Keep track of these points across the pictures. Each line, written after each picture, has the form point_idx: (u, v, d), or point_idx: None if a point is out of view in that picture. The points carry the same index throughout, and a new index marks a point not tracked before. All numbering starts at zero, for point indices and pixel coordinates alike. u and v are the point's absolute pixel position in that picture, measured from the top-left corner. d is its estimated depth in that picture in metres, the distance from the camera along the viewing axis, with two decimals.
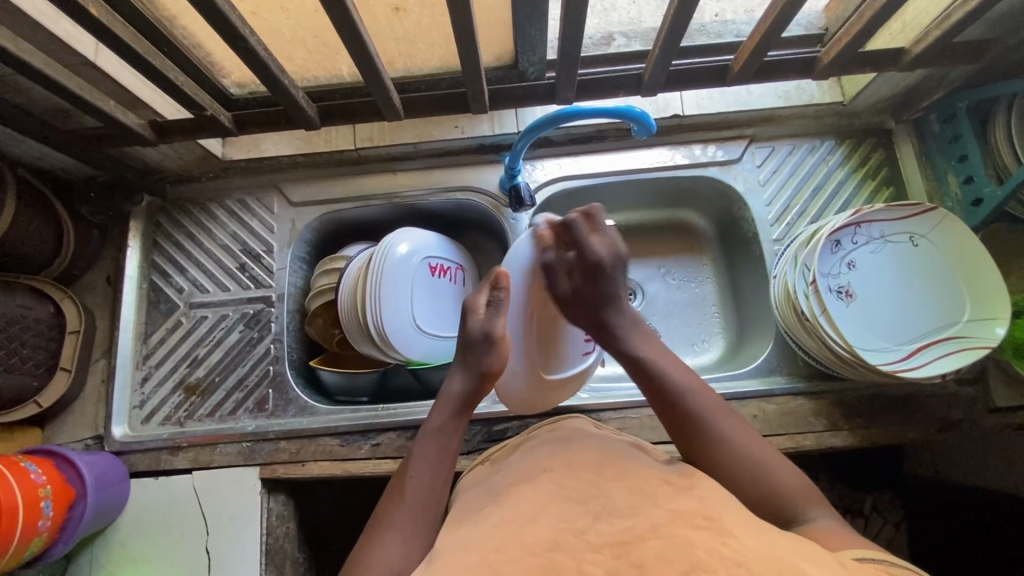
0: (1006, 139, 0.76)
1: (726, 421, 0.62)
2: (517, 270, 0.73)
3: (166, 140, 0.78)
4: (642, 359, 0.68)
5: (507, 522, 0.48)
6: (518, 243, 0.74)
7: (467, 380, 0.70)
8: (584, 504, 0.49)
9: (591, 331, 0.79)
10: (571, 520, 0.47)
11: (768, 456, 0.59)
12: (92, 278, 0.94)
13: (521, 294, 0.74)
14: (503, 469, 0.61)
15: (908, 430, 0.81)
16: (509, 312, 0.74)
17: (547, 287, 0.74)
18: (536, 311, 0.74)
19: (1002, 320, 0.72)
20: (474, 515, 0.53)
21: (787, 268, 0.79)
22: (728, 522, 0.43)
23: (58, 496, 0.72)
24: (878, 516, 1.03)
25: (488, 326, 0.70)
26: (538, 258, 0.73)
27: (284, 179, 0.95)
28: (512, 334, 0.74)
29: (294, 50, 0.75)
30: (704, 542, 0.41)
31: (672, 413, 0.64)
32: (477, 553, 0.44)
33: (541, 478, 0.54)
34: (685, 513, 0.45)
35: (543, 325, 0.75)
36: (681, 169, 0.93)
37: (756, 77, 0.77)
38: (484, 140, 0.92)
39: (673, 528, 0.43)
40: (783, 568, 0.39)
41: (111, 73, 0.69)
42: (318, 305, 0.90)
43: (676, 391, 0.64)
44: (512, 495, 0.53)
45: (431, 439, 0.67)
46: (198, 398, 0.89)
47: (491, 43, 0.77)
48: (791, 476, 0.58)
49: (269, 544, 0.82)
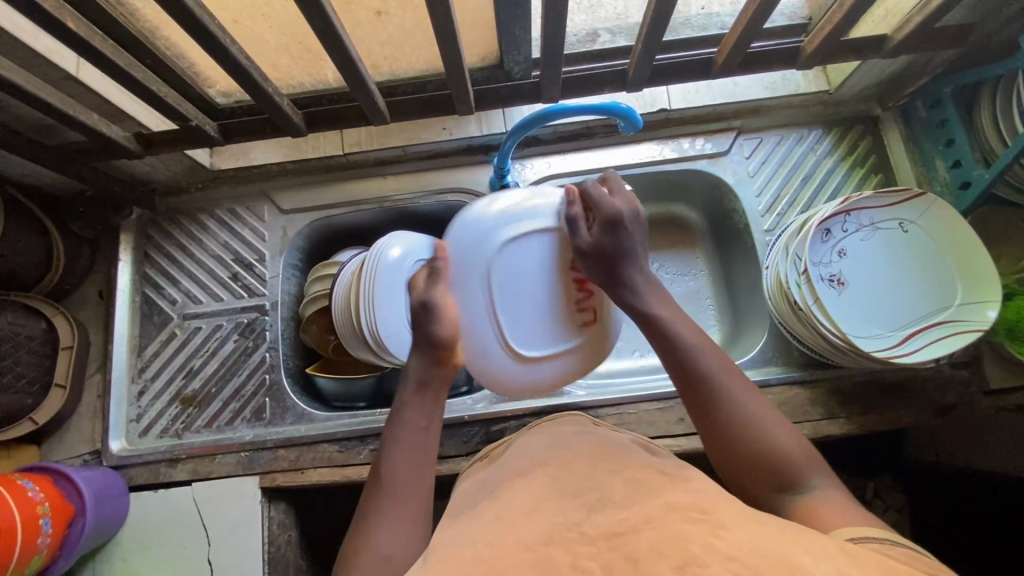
0: (992, 122, 0.76)
1: (737, 385, 0.59)
2: (462, 246, 0.67)
3: (152, 152, 0.78)
4: (655, 320, 0.63)
5: (506, 514, 0.48)
6: (465, 218, 0.68)
7: (424, 362, 0.66)
8: (583, 496, 0.49)
9: (585, 300, 0.69)
10: (567, 513, 0.47)
11: (781, 426, 0.56)
12: (83, 293, 0.93)
13: (473, 266, 0.66)
14: (502, 464, 0.61)
15: (904, 415, 0.81)
16: (456, 284, 0.67)
17: (512, 253, 0.66)
18: (495, 287, 0.66)
19: (995, 303, 0.72)
20: (471, 511, 0.53)
21: (778, 260, 0.80)
22: (724, 515, 0.43)
23: (56, 514, 0.72)
24: (878, 500, 1.08)
25: (426, 295, 0.66)
26: (485, 234, 0.66)
27: (273, 187, 0.95)
28: (475, 312, 0.67)
29: (278, 57, 0.75)
30: (698, 536, 0.41)
31: (689, 381, 0.60)
32: (475, 546, 0.44)
33: (536, 473, 0.55)
34: (680, 506, 0.45)
35: (505, 297, 0.66)
36: (670, 163, 0.93)
37: (741, 69, 0.78)
38: (471, 141, 0.92)
39: (670, 520, 0.43)
40: (777, 556, 0.38)
41: (93, 88, 0.68)
42: (312, 312, 0.90)
43: (686, 353, 0.61)
44: (507, 489, 0.54)
45: (400, 419, 0.63)
46: (195, 410, 0.89)
47: (475, 44, 0.78)
48: (798, 443, 0.56)
49: (271, 552, 0.82)
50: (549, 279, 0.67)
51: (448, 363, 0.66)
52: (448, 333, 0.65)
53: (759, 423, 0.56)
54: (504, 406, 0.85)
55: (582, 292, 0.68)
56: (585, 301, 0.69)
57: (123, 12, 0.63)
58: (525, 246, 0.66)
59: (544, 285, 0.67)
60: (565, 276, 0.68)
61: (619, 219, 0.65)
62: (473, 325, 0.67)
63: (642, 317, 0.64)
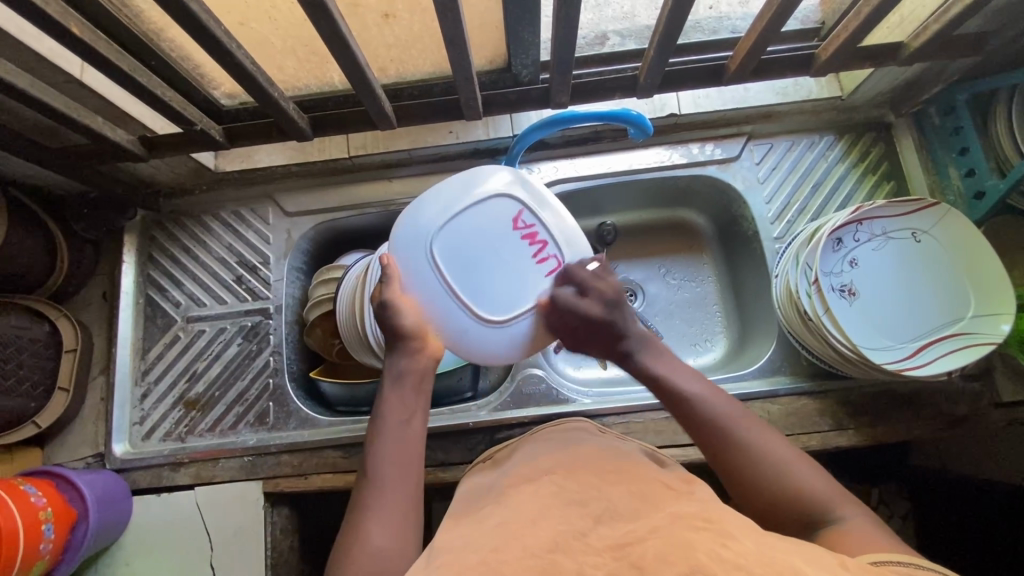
0: (1008, 132, 0.75)
1: (748, 424, 0.59)
2: (406, 246, 0.63)
3: (157, 156, 0.77)
4: (656, 375, 0.64)
5: (510, 520, 0.48)
6: (405, 218, 0.65)
7: (405, 353, 0.64)
8: (588, 505, 0.49)
9: (540, 250, 0.64)
10: (573, 521, 0.46)
11: (802, 461, 0.56)
12: (87, 294, 0.93)
13: (419, 259, 0.63)
14: (504, 471, 0.61)
15: (914, 427, 0.80)
16: (412, 280, 0.64)
17: (450, 234, 0.63)
18: (446, 268, 0.63)
19: (1009, 315, 0.71)
20: (474, 517, 0.52)
21: (790, 266, 0.78)
22: (730, 524, 0.43)
23: (59, 519, 0.72)
24: (885, 506, 1.10)
25: (385, 298, 0.63)
26: (419, 228, 0.63)
27: (278, 190, 0.94)
28: (436, 302, 0.63)
29: (284, 59, 0.74)
30: (704, 544, 0.40)
31: (705, 431, 0.59)
32: (479, 552, 0.44)
33: (543, 479, 0.54)
34: (688, 515, 0.45)
35: (460, 279, 0.63)
36: (679, 169, 0.92)
37: (753, 76, 0.76)
38: (479, 144, 0.91)
39: (676, 530, 0.42)
40: (782, 568, 0.38)
41: (98, 90, 0.67)
42: (316, 315, 0.90)
43: (693, 399, 0.61)
44: (512, 496, 0.53)
45: (383, 414, 0.62)
46: (198, 413, 0.88)
47: (483, 47, 0.77)
48: (820, 473, 0.55)
49: (273, 558, 0.82)
50: (490, 241, 0.63)
51: (418, 352, 0.64)
52: (414, 323, 0.63)
53: (780, 460, 0.56)
54: (509, 413, 0.84)
55: (536, 245, 0.64)
56: (542, 253, 0.64)
57: (128, 14, 0.62)
58: (467, 220, 0.63)
59: (495, 250, 0.63)
60: (513, 235, 0.63)
61: (618, 299, 0.66)
62: (441, 315, 0.64)
63: (642, 374, 0.65)
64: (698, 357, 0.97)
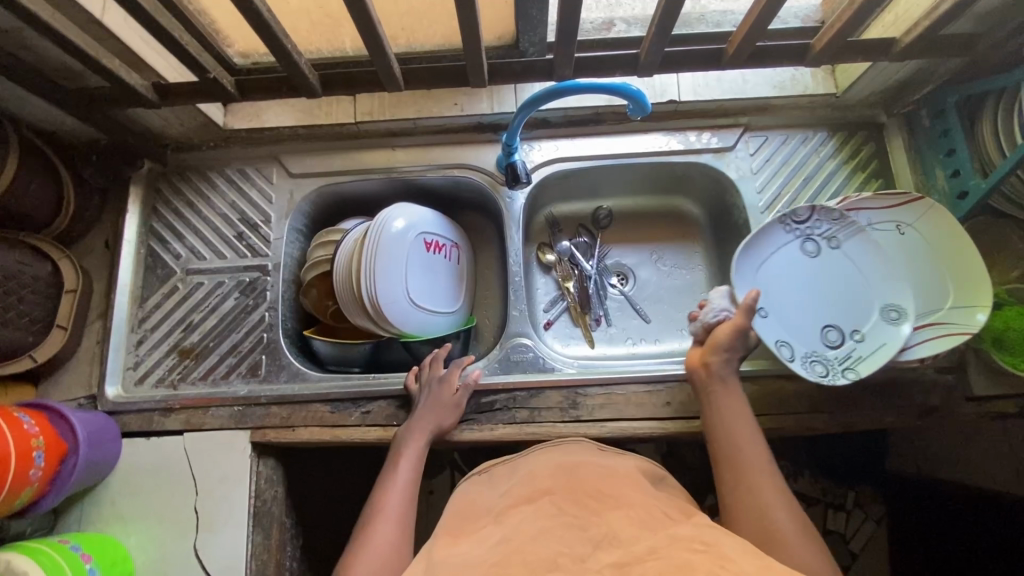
0: (993, 132, 0.78)
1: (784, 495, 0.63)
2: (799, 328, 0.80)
3: (168, 103, 0.79)
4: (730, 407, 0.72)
5: (513, 540, 0.51)
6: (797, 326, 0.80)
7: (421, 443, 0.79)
8: (589, 530, 0.52)
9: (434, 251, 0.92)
10: (572, 547, 0.49)
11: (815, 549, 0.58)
12: (90, 241, 0.95)
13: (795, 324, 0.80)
14: (505, 492, 0.61)
15: (887, 415, 0.83)
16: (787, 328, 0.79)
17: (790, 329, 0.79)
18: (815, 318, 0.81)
19: (984, 307, 0.74)
20: (473, 537, 0.54)
21: (889, 329, 0.77)
22: (725, 547, 0.47)
23: (49, 449, 0.72)
24: (859, 511, 1.11)
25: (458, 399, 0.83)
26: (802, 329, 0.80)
27: (284, 152, 0.97)
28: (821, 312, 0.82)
29: (299, 21, 0.77)
30: (704, 566, 0.44)
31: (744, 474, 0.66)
32: (479, 569, 0.48)
33: (544, 501, 0.57)
34: (685, 539, 0.49)
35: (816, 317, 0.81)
36: (676, 155, 0.94)
37: (749, 63, 0.79)
38: (483, 118, 0.94)
39: (675, 552, 0.46)
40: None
41: (117, 33, 0.70)
42: (313, 275, 0.92)
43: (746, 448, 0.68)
44: (513, 516, 0.56)
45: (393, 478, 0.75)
46: (192, 362, 0.90)
47: (492, 26, 0.80)
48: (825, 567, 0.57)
49: (257, 506, 0.83)
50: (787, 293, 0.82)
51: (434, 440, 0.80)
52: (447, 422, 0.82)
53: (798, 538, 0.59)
54: (494, 378, 0.87)
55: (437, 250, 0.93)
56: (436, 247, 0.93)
57: None
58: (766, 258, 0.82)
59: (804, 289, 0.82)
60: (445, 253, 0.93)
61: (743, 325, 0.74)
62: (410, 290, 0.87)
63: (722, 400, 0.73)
64: (684, 341, 0.99)
